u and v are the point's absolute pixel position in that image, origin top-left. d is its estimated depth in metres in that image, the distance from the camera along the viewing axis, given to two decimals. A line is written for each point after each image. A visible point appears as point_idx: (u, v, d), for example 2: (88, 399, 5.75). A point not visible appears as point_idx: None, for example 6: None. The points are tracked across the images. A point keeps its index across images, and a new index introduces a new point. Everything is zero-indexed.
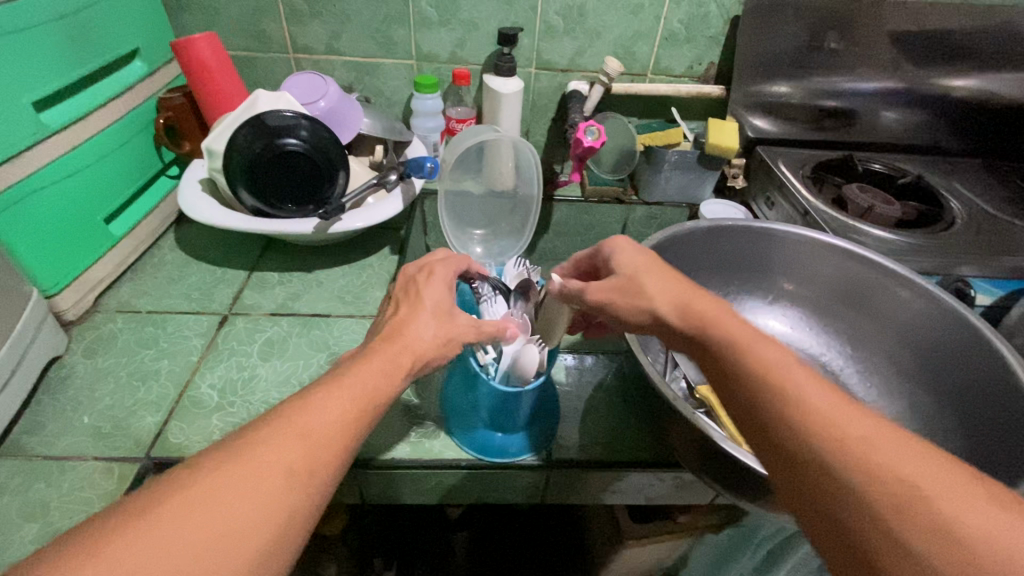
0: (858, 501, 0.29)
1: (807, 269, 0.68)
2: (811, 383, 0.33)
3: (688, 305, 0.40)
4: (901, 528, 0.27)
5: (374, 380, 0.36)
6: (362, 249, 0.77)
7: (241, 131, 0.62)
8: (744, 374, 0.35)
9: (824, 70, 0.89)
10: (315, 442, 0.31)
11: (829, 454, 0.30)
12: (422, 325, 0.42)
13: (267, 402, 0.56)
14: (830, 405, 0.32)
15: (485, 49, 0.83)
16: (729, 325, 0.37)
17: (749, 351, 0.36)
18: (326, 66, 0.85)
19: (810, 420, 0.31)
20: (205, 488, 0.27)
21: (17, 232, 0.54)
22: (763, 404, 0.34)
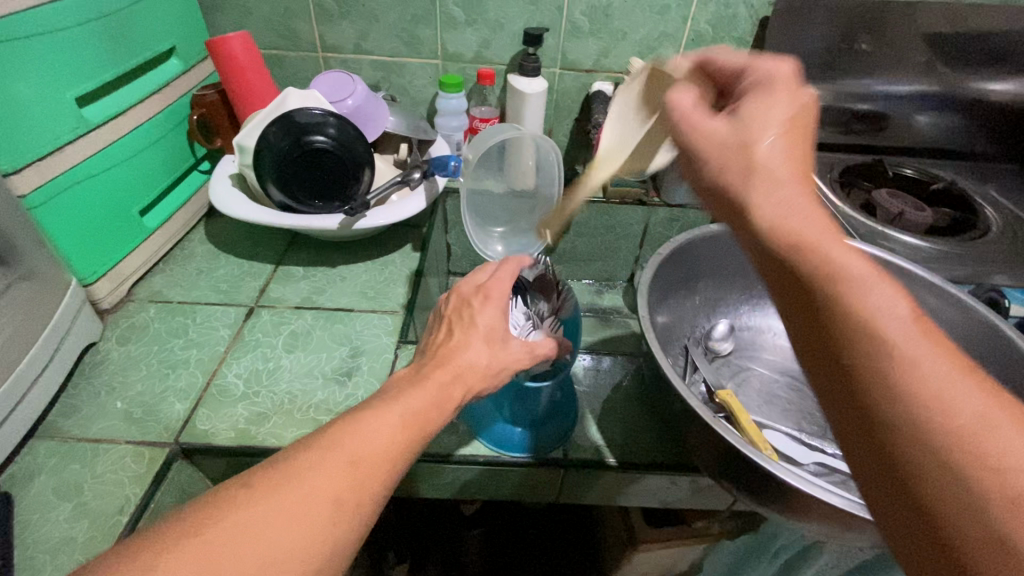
0: (953, 482, 0.25)
1: None
2: (917, 344, 0.27)
3: (786, 217, 0.32)
4: (1001, 520, 0.23)
5: (426, 401, 0.37)
6: (384, 245, 0.78)
7: (272, 129, 0.63)
8: (833, 316, 0.29)
9: (855, 72, 0.87)
10: (365, 468, 0.32)
11: (931, 424, 0.26)
12: (474, 351, 0.42)
13: (291, 393, 0.57)
14: (939, 375, 0.26)
15: (509, 49, 0.84)
16: (826, 246, 0.30)
17: (846, 289, 0.29)
18: (353, 64, 0.86)
19: (913, 383, 0.26)
20: (271, 499, 0.29)
21: (60, 222, 0.57)
22: (859, 352, 0.28)
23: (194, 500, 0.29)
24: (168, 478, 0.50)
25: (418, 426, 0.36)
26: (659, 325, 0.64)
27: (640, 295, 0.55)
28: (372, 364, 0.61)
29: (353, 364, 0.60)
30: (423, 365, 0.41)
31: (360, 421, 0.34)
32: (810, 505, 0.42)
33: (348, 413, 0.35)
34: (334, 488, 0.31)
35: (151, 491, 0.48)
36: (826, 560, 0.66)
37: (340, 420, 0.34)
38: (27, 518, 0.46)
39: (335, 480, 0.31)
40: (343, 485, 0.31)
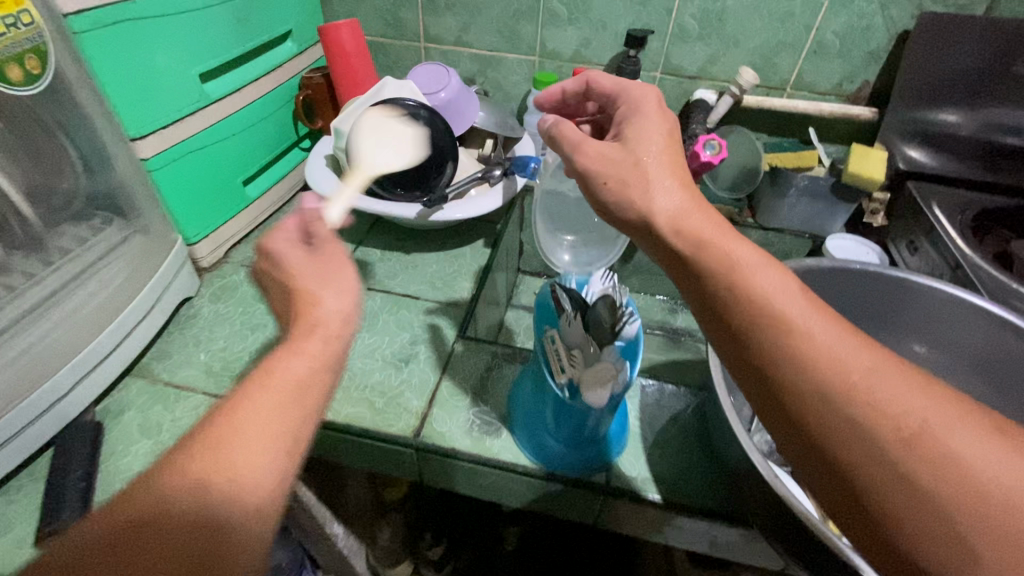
0: (855, 431, 0.31)
1: (952, 335, 0.58)
2: (819, 328, 0.34)
3: (682, 222, 0.40)
4: (893, 451, 0.30)
5: (305, 368, 0.35)
6: (458, 237, 0.79)
7: (367, 118, 0.67)
8: (751, 319, 0.35)
9: (1015, 101, 0.74)
10: (269, 446, 0.31)
11: (825, 385, 0.32)
12: (319, 322, 0.38)
13: (351, 371, 0.59)
14: (836, 351, 0.33)
15: (610, 50, 0.81)
16: (730, 255, 0.37)
17: (753, 295, 0.35)
18: (452, 56, 0.87)
19: (812, 354, 0.33)
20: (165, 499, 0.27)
21: (175, 185, 0.63)
22: (776, 356, 0.34)
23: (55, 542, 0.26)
24: None
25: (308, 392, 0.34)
26: None
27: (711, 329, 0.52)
28: (429, 355, 0.61)
29: (411, 352, 0.62)
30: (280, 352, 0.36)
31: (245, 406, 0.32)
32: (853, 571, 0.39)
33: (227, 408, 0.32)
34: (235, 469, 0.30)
35: None
36: None
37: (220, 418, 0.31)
38: (116, 447, 0.52)
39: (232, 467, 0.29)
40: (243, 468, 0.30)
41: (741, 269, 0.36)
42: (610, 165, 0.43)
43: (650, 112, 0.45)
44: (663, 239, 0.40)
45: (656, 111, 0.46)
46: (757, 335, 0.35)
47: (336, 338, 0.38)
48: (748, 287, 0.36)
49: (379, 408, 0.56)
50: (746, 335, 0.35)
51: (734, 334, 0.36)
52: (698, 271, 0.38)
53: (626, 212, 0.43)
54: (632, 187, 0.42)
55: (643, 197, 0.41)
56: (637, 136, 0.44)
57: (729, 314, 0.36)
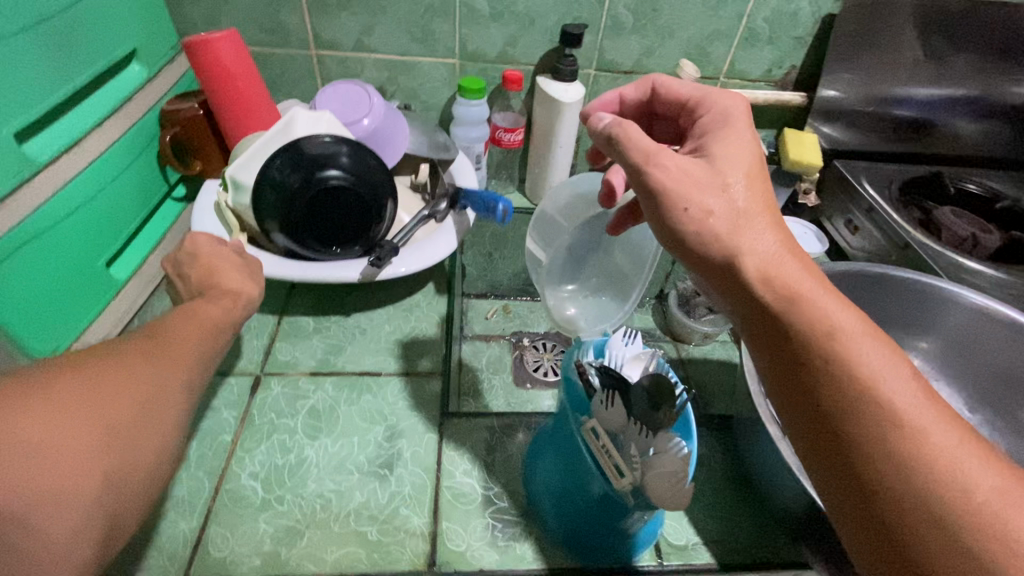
0: (971, 560, 0.25)
1: (924, 317, 0.60)
2: (925, 416, 0.28)
3: (773, 270, 0.32)
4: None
5: (215, 311, 0.41)
6: (403, 284, 0.67)
7: (276, 162, 0.52)
8: (847, 391, 0.29)
9: (908, 77, 0.79)
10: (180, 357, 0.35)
11: (938, 496, 0.26)
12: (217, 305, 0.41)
13: (323, 496, 0.47)
14: (945, 450, 0.27)
15: (540, 48, 0.72)
16: (819, 315, 0.31)
17: (848, 365, 0.29)
18: (353, 64, 0.73)
19: (928, 456, 0.27)
20: (65, 401, 0.27)
21: (11, 295, 0.44)
22: (870, 438, 0.28)
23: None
24: None
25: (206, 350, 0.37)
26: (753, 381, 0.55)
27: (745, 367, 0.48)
28: (416, 450, 0.51)
29: (392, 452, 0.50)
30: (169, 311, 0.39)
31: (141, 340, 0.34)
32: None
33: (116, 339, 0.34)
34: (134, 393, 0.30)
35: None
36: None
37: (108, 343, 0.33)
38: None
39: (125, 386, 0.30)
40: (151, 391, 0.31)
41: (836, 335, 0.30)
42: (692, 184, 0.35)
43: (741, 129, 0.39)
44: (744, 283, 0.33)
45: (746, 129, 0.39)
46: (857, 420, 0.28)
47: (224, 315, 0.41)
48: (845, 361, 0.29)
49: (375, 541, 0.44)
50: (835, 411, 0.29)
51: (822, 411, 0.30)
52: (785, 335, 0.31)
53: (704, 244, 0.34)
54: (718, 218, 0.34)
55: (730, 234, 0.34)
56: (732, 159, 0.36)
57: (815, 383, 0.30)
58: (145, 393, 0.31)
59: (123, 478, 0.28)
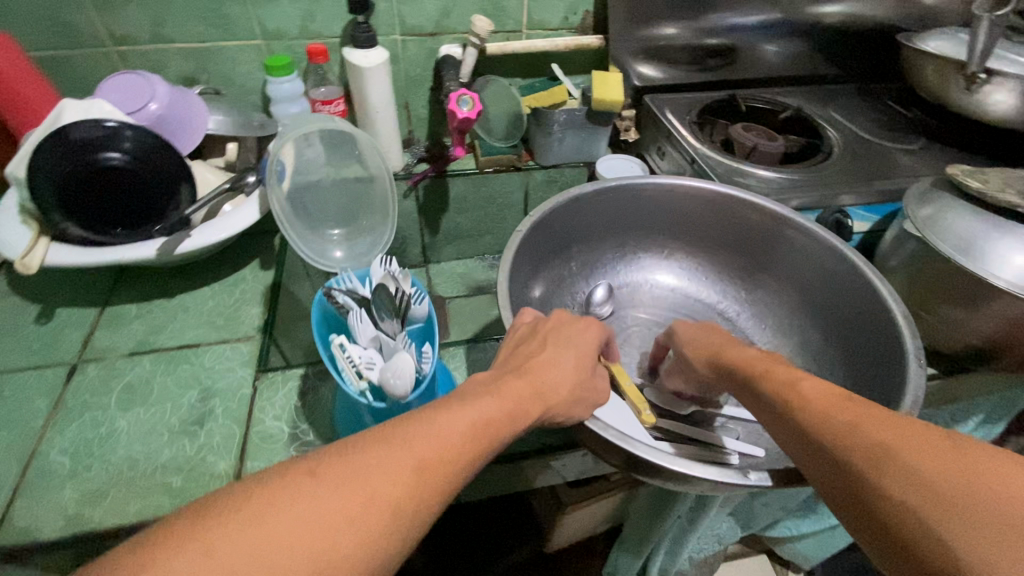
0: (844, 468, 0.32)
1: (690, 222, 0.68)
2: (863, 411, 0.34)
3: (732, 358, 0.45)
4: (879, 481, 0.31)
5: (492, 410, 0.37)
6: (232, 262, 0.70)
7: (41, 151, 0.53)
8: (797, 414, 0.36)
9: (699, 8, 0.86)
10: (428, 470, 0.32)
11: (819, 433, 0.34)
12: (492, 402, 0.37)
13: (131, 458, 0.50)
14: (894, 434, 0.32)
15: (339, 20, 0.75)
16: (772, 369, 0.41)
17: (797, 396, 0.37)
18: (157, 57, 0.74)
19: (803, 410, 0.36)
20: (315, 507, 0.28)
21: None
22: (832, 442, 0.33)
23: (254, 487, 0.29)
24: None
25: (446, 475, 0.33)
26: (538, 297, 0.63)
27: (501, 278, 0.52)
28: (228, 406, 0.54)
29: (205, 410, 0.53)
30: (474, 396, 0.38)
31: (384, 439, 0.33)
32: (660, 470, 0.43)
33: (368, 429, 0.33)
34: (339, 519, 0.29)
35: None
36: None
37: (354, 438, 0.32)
38: None
39: (331, 512, 0.29)
40: (345, 525, 0.28)
41: (788, 379, 0.39)
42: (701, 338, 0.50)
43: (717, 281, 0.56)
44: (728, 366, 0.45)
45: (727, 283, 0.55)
46: (816, 431, 0.35)
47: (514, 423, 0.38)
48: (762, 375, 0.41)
49: (179, 488, 0.47)
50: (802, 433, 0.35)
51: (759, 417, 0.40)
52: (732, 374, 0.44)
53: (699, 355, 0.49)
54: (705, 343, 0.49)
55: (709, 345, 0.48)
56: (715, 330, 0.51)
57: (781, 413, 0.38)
58: (376, 503, 0.30)
59: None
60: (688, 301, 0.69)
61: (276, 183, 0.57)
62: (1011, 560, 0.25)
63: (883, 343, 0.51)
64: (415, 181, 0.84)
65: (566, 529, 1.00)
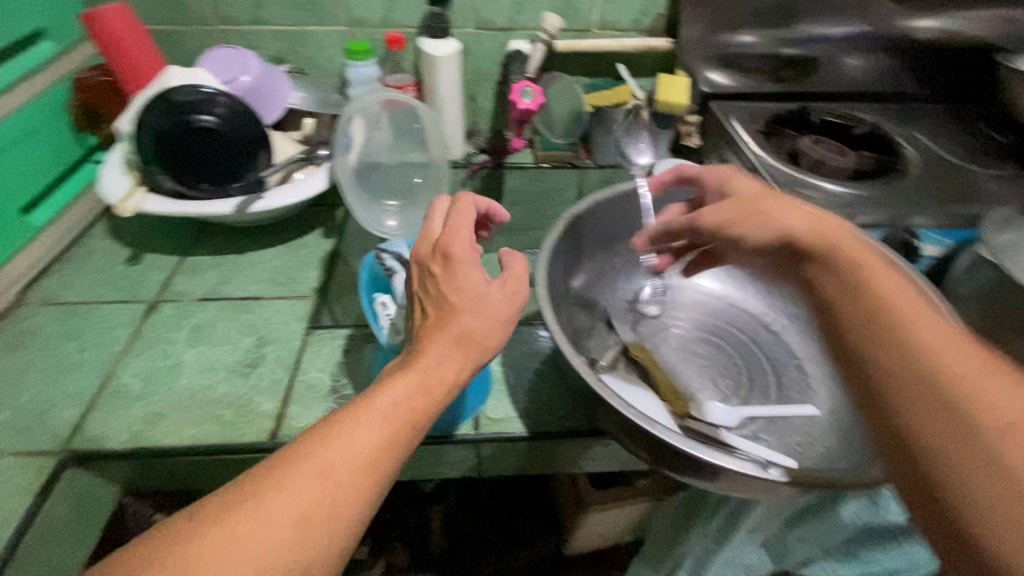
0: (952, 418, 0.29)
1: None
2: (930, 330, 0.33)
3: (817, 229, 0.41)
4: (999, 450, 0.27)
5: (401, 398, 0.36)
6: (298, 228, 0.75)
7: (149, 110, 0.60)
8: (878, 314, 0.35)
9: (777, 16, 0.84)
10: (335, 477, 0.33)
11: (933, 376, 0.30)
12: (403, 386, 0.37)
13: (191, 388, 0.55)
14: (959, 361, 0.31)
15: (418, 11, 0.79)
16: (861, 260, 0.38)
17: (881, 298, 0.35)
18: (253, 37, 0.81)
19: (919, 348, 0.32)
20: (219, 541, 0.30)
21: None
22: (892, 364, 0.32)
23: (161, 529, 0.30)
24: (59, 485, 0.48)
25: (365, 486, 0.33)
26: (575, 288, 0.64)
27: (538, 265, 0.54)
28: (279, 354, 0.58)
29: (258, 355, 0.58)
30: (375, 389, 0.37)
31: (278, 476, 0.32)
32: (686, 460, 0.44)
33: (255, 467, 0.33)
34: (245, 566, 0.29)
35: (38, 502, 0.47)
36: (764, 508, 0.67)
37: (241, 480, 0.33)
38: None
39: (232, 563, 0.29)
40: (256, 550, 0.30)
41: (862, 272, 0.37)
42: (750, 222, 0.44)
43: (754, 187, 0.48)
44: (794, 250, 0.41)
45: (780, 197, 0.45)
46: (870, 357, 0.34)
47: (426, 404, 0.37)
48: (878, 290, 0.36)
49: (227, 420, 0.52)
50: (864, 339, 0.34)
51: (837, 331, 0.36)
52: (814, 274, 0.40)
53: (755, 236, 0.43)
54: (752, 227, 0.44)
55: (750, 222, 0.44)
56: (757, 203, 0.44)
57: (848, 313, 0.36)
58: (284, 521, 0.31)
59: None
60: (731, 308, 0.68)
61: (341, 153, 0.62)
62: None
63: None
64: (473, 170, 0.86)
65: (586, 533, 0.99)
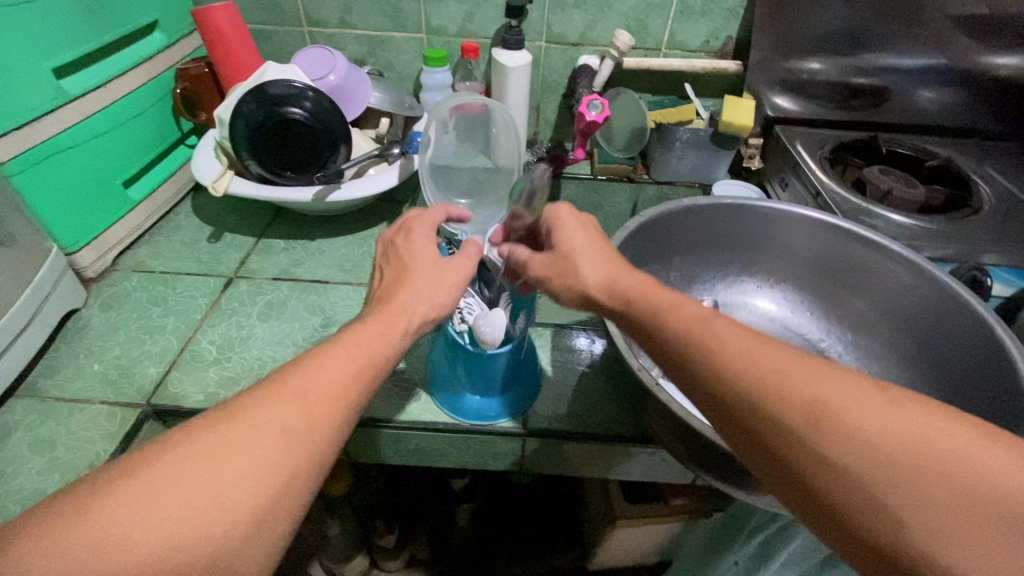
0: (779, 425, 0.31)
1: (795, 251, 0.67)
2: (736, 347, 0.34)
3: (617, 282, 0.43)
4: (818, 442, 0.30)
5: (370, 338, 0.39)
6: (365, 220, 0.79)
7: (246, 99, 0.65)
8: (687, 351, 0.36)
9: (850, 45, 0.84)
10: (310, 402, 0.34)
11: (753, 389, 0.32)
12: (367, 330, 0.39)
13: (260, 358, 0.58)
14: (776, 367, 0.33)
15: (494, 22, 0.83)
16: (655, 296, 0.40)
17: (691, 331, 0.36)
18: (339, 39, 0.86)
19: (735, 362, 0.34)
20: (203, 454, 0.31)
21: (36, 188, 0.58)
22: (721, 389, 0.34)
23: (148, 443, 0.31)
24: (139, 436, 0.53)
25: (341, 406, 0.35)
26: None
27: None
28: None
29: (323, 334, 0.61)
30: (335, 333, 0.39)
31: (251, 402, 0.34)
32: (742, 471, 0.44)
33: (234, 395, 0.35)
34: (228, 478, 0.31)
35: (121, 447, 0.51)
36: (803, 541, 0.65)
37: (220, 406, 0.34)
38: (5, 470, 0.49)
39: (217, 472, 0.31)
40: (240, 461, 0.31)
41: (665, 309, 0.39)
42: (557, 272, 0.45)
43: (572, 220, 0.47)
44: (608, 299, 0.43)
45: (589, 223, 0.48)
46: (704, 383, 0.35)
47: (388, 347, 0.40)
48: (674, 325, 0.37)
49: None
50: (691, 372, 0.36)
51: (658, 362, 0.39)
52: (621, 317, 0.42)
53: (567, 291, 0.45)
54: (562, 275, 0.45)
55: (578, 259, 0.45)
56: (562, 253, 0.45)
57: (670, 347, 0.37)
58: (265, 438, 0.32)
59: (209, 520, 0.29)
60: (785, 331, 0.67)
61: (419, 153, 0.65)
62: (955, 518, 0.27)
63: (996, 399, 0.49)
64: (531, 178, 0.88)
65: (611, 549, 0.98)
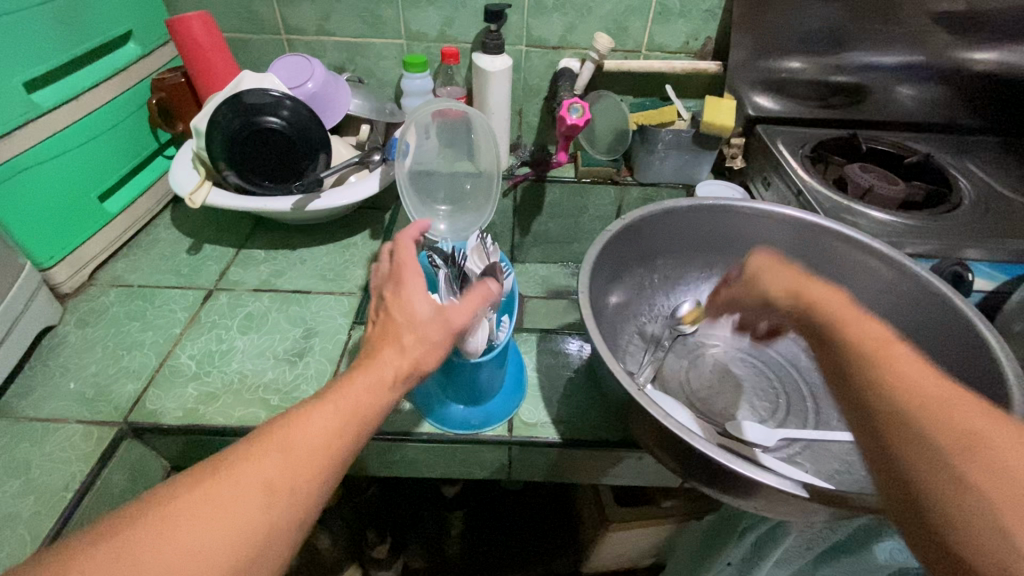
0: (921, 441, 0.31)
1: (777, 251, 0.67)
2: (914, 370, 0.34)
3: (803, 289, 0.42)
4: (965, 468, 0.29)
5: (360, 389, 0.38)
6: (346, 229, 0.78)
7: (222, 110, 0.64)
8: (857, 356, 0.36)
9: (829, 43, 0.84)
10: (296, 457, 0.34)
11: (903, 406, 0.33)
12: (360, 379, 0.39)
13: (241, 372, 0.58)
14: (942, 396, 0.33)
15: (473, 27, 0.82)
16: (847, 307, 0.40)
17: (875, 344, 0.36)
18: (317, 46, 0.85)
19: (898, 384, 0.34)
20: (182, 513, 0.30)
21: (6, 205, 0.56)
22: (883, 395, 0.34)
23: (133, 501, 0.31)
24: (116, 455, 0.52)
25: (328, 462, 0.35)
26: (613, 303, 0.65)
27: (582, 277, 0.54)
28: (325, 346, 0.61)
29: (305, 345, 0.61)
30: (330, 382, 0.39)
31: (238, 456, 0.33)
32: (726, 476, 0.43)
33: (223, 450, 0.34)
34: (208, 538, 0.30)
35: (98, 468, 0.50)
36: (793, 541, 0.64)
37: (209, 460, 0.33)
38: None
39: (196, 534, 0.30)
40: (221, 521, 0.31)
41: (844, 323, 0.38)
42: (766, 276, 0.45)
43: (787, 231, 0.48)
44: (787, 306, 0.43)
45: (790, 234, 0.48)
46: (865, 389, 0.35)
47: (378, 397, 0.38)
48: (849, 335, 0.38)
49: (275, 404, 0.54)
50: (852, 379, 0.36)
51: (830, 368, 0.38)
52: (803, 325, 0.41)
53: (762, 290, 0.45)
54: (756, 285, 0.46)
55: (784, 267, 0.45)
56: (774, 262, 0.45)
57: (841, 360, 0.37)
58: (247, 495, 0.32)
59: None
60: None
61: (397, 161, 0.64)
62: None
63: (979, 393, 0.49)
64: (515, 182, 0.87)
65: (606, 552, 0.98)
